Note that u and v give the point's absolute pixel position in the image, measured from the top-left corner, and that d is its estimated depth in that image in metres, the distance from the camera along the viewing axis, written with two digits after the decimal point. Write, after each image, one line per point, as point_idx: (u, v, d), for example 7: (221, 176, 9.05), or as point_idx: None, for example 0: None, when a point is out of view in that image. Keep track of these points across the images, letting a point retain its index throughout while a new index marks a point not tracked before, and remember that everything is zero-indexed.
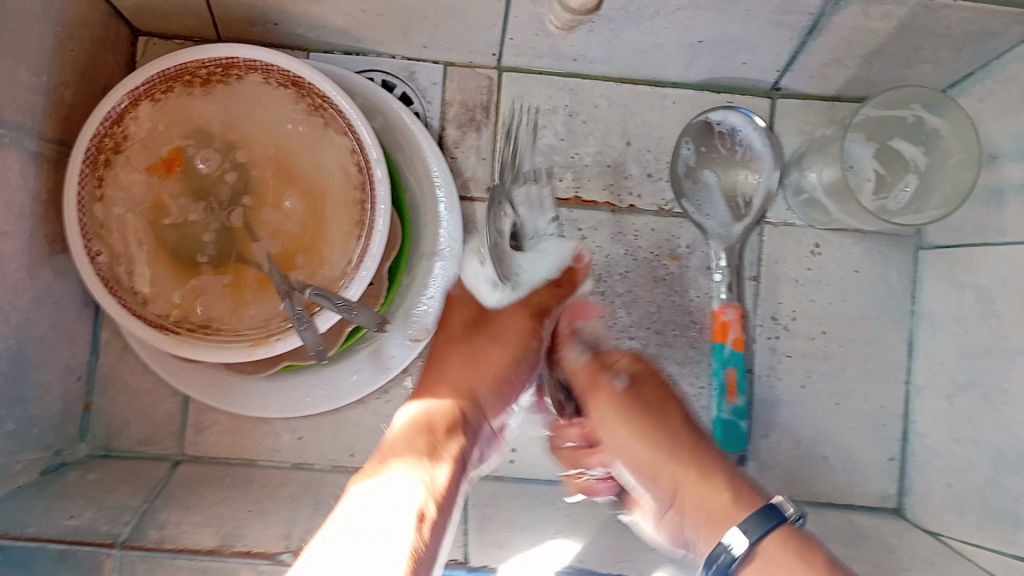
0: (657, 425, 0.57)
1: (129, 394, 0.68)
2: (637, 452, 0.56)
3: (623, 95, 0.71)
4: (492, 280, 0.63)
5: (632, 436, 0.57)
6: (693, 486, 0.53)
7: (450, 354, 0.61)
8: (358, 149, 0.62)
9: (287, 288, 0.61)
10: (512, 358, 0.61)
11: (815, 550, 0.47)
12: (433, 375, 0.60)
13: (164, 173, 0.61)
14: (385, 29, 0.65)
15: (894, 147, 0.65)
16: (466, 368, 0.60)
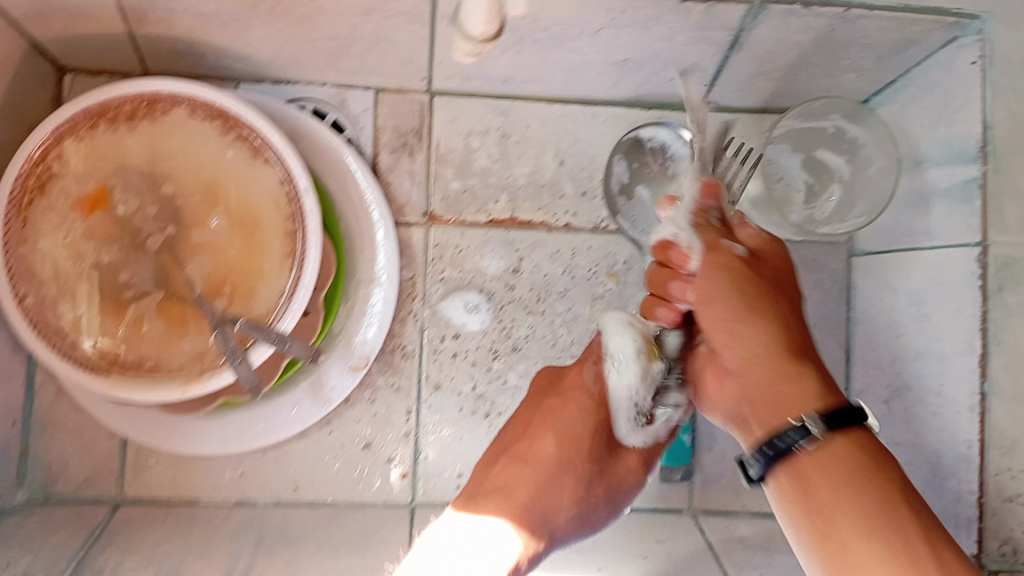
0: (759, 320, 0.53)
1: (67, 435, 0.67)
2: (722, 305, 0.54)
3: (555, 115, 0.71)
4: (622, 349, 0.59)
5: (732, 334, 0.54)
6: (779, 382, 0.51)
7: (533, 404, 0.65)
8: (286, 179, 0.62)
9: (221, 322, 0.60)
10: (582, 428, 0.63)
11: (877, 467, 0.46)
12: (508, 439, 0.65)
13: (89, 211, 0.60)
14: (311, 58, 0.65)
15: (818, 159, 0.67)
16: (539, 434, 0.63)
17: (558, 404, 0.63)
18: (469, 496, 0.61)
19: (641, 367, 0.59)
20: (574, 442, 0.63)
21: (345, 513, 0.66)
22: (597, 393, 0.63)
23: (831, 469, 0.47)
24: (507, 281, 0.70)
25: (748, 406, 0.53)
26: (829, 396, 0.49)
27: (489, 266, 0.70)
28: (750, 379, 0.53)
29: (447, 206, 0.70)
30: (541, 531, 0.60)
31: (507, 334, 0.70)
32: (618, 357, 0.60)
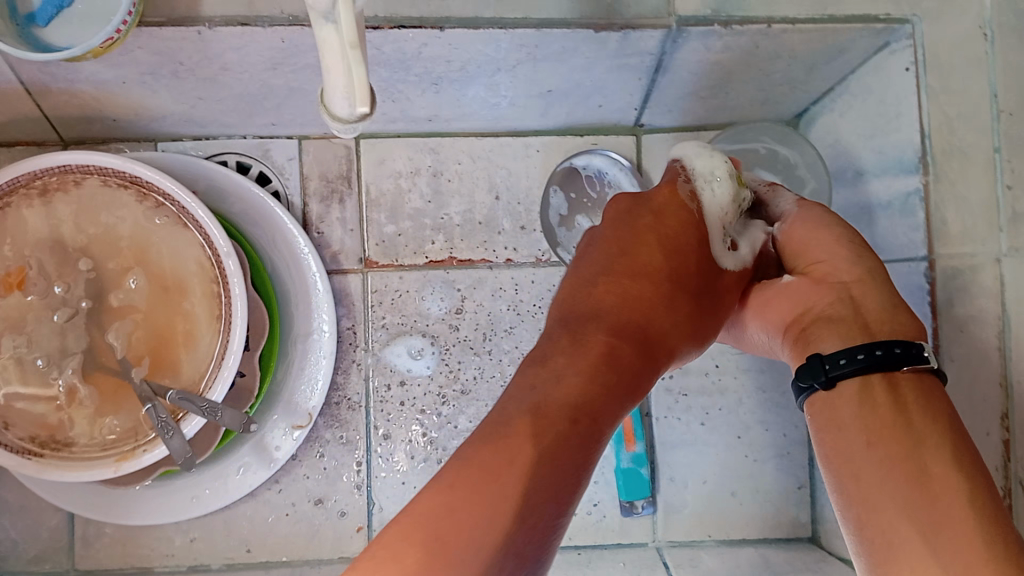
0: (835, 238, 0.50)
1: (12, 513, 0.66)
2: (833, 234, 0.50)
3: (486, 149, 0.69)
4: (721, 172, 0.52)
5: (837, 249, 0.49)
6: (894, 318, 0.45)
7: (630, 233, 0.51)
8: (207, 244, 0.61)
9: (150, 394, 0.59)
10: (690, 236, 0.51)
11: (944, 406, 0.42)
12: (612, 270, 0.50)
13: (9, 291, 0.59)
14: (228, 114, 0.64)
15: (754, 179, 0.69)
16: (638, 257, 0.50)
17: (664, 219, 0.51)
18: (566, 352, 0.44)
19: (735, 183, 0.52)
20: (675, 244, 0.50)
21: (298, 571, 0.65)
22: (692, 211, 0.52)
23: (930, 397, 0.42)
24: (450, 322, 0.69)
25: (870, 317, 0.45)
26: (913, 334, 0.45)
27: (429, 307, 0.68)
28: (864, 297, 0.47)
29: (383, 251, 0.69)
30: (651, 347, 0.47)
31: (454, 376, 0.68)
32: (708, 174, 0.52)
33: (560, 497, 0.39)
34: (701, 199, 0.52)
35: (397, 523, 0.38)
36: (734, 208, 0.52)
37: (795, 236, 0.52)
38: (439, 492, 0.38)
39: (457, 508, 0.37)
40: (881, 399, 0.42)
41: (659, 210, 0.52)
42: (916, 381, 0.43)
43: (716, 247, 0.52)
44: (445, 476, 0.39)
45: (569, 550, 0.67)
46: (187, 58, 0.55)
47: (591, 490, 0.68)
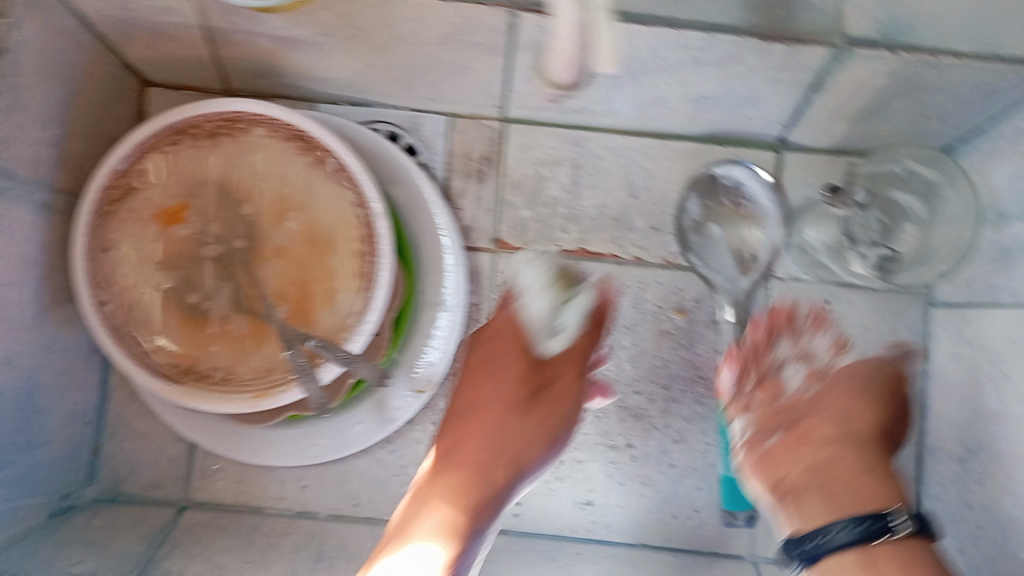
0: (858, 413, 0.63)
1: (136, 438, 0.69)
2: (853, 406, 0.63)
3: (628, 147, 0.70)
4: (547, 289, 0.66)
5: (850, 417, 0.63)
6: (867, 480, 0.59)
7: (481, 381, 0.64)
8: (360, 203, 0.63)
9: (292, 338, 0.61)
10: (515, 366, 0.64)
11: (921, 571, 0.52)
12: (461, 401, 0.65)
13: (171, 222, 0.63)
14: (387, 83, 0.66)
15: (892, 198, 0.66)
16: (490, 382, 0.64)
17: (496, 344, 0.65)
18: (496, 395, 0.63)
19: (554, 294, 0.66)
20: (502, 379, 0.63)
21: None
22: (509, 326, 0.65)
23: (903, 560, 0.52)
24: None
25: (839, 484, 0.59)
26: (880, 488, 0.58)
27: None
28: (846, 464, 0.60)
29: (516, 234, 0.71)
30: (506, 460, 0.60)
31: None
32: (529, 288, 0.66)
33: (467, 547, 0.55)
34: (528, 311, 0.66)
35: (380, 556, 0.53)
36: (561, 314, 0.66)
37: (823, 400, 0.65)
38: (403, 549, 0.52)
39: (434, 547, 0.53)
40: (851, 563, 0.54)
41: (495, 332, 0.65)
42: (894, 548, 0.53)
43: (540, 344, 0.66)
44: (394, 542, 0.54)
45: (666, 550, 0.68)
46: (362, 24, 0.58)
47: (695, 496, 0.69)
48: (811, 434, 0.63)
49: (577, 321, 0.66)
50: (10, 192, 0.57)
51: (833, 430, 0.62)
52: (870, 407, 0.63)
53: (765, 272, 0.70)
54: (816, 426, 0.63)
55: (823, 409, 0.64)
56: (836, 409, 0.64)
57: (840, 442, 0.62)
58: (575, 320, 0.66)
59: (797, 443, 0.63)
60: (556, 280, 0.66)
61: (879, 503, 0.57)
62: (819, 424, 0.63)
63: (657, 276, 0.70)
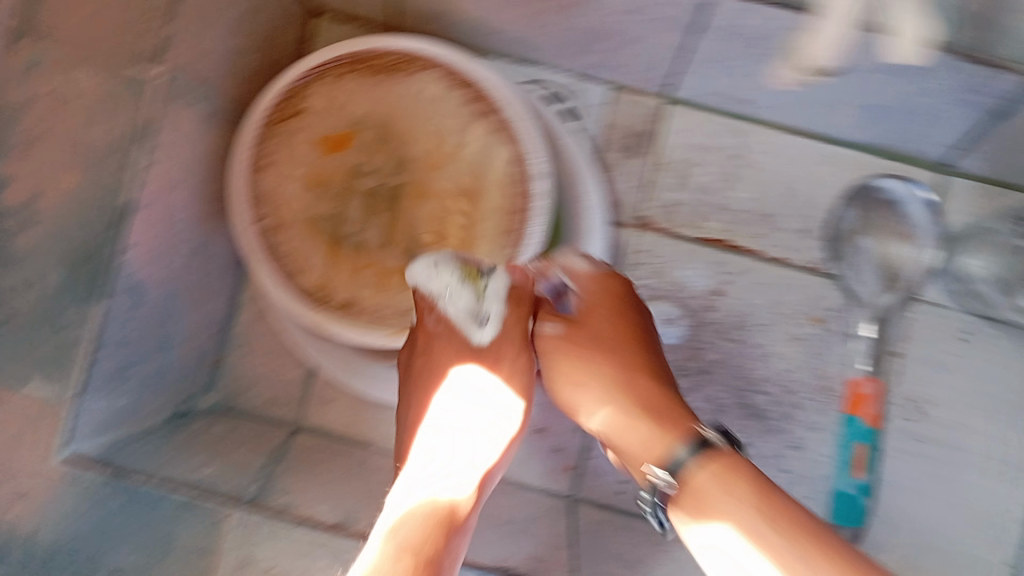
0: (598, 347, 0.57)
1: (262, 355, 0.71)
2: (585, 340, 0.58)
3: (789, 146, 0.69)
4: (452, 281, 0.58)
5: (580, 361, 0.57)
6: (636, 413, 0.53)
7: (434, 363, 0.59)
8: (517, 161, 0.63)
9: None
10: (455, 344, 0.59)
11: (746, 472, 0.45)
12: (417, 387, 0.59)
13: (332, 150, 0.64)
14: (560, 45, 0.67)
15: None
16: (445, 361, 0.58)
17: (427, 342, 0.59)
18: (462, 363, 0.58)
19: (471, 290, 0.58)
20: (436, 367, 0.58)
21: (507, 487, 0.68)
22: (441, 330, 0.59)
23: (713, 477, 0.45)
24: (709, 301, 0.69)
25: (625, 448, 0.53)
26: (653, 403, 0.53)
27: (694, 279, 0.70)
28: (615, 398, 0.55)
29: (665, 216, 0.70)
30: (477, 446, 0.54)
31: (696, 355, 0.69)
32: (445, 291, 0.58)
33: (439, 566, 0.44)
34: (439, 307, 0.59)
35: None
36: (481, 304, 0.59)
37: (550, 344, 0.59)
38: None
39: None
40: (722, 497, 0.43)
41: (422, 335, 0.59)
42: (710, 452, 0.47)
43: (475, 334, 0.59)
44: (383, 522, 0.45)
45: None
46: None
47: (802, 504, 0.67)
48: (568, 402, 0.59)
49: (500, 310, 0.59)
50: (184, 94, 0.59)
51: (599, 365, 0.56)
52: (607, 317, 0.59)
53: (911, 294, 0.68)
54: (615, 382, 0.56)
55: (598, 355, 0.57)
56: (590, 365, 0.57)
57: (607, 389, 0.56)
58: (499, 304, 0.59)
59: (617, 398, 0.55)
60: (469, 274, 0.58)
61: (672, 432, 0.49)
62: (595, 383, 0.56)
63: (797, 282, 0.69)
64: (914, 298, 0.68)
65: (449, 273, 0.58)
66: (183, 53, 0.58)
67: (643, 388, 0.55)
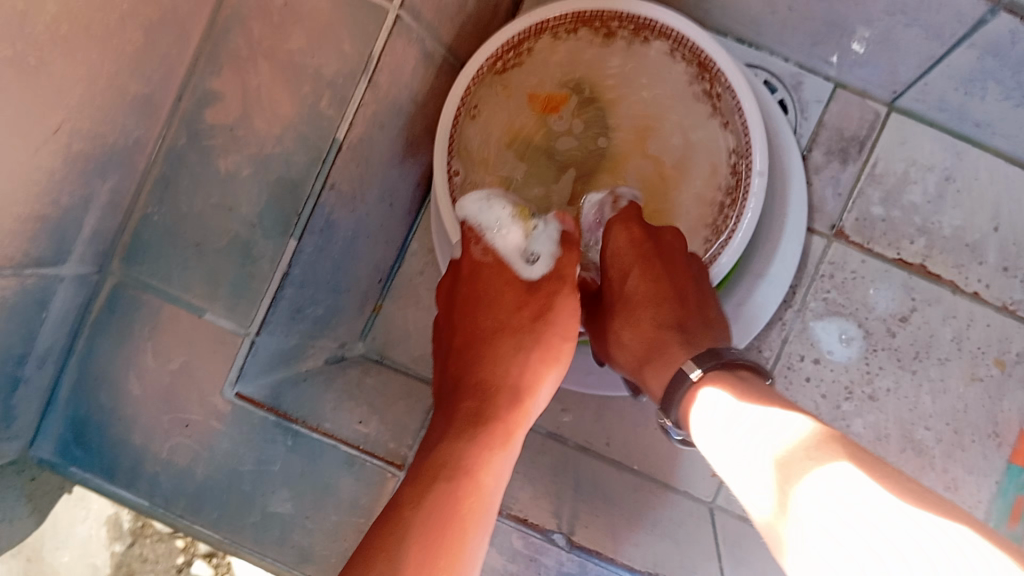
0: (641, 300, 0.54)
1: (418, 311, 0.68)
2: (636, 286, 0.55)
3: (1009, 176, 0.65)
4: (506, 215, 0.57)
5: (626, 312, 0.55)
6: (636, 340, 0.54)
7: (483, 317, 0.56)
8: (738, 152, 0.58)
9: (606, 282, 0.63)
10: (509, 293, 0.57)
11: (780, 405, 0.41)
12: (460, 347, 0.57)
13: (544, 110, 0.62)
14: (796, 32, 0.63)
15: None
16: (495, 320, 0.56)
17: (480, 287, 0.57)
18: (506, 304, 0.56)
19: (522, 223, 0.57)
20: (474, 296, 0.57)
21: (649, 484, 0.66)
22: (489, 261, 0.57)
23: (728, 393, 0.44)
24: (890, 325, 0.66)
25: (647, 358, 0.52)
26: (657, 320, 0.53)
27: (877, 298, 0.66)
28: (645, 327, 0.53)
29: (859, 228, 0.66)
30: (499, 399, 0.51)
31: (868, 380, 0.66)
32: (495, 223, 0.57)
33: (488, 504, 0.44)
34: (485, 241, 0.57)
35: (378, 530, 0.41)
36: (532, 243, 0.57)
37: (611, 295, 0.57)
38: (407, 513, 0.41)
39: (437, 524, 0.41)
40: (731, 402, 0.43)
41: (473, 280, 0.57)
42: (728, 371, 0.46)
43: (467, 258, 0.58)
44: (432, 471, 0.45)
45: None
46: None
47: None
48: (616, 327, 0.56)
49: (551, 249, 0.57)
50: (413, 32, 0.56)
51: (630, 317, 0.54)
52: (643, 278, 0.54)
53: None
54: (647, 335, 0.53)
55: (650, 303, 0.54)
56: (633, 309, 0.55)
57: (638, 338, 0.54)
58: (549, 248, 0.57)
59: (646, 351, 0.52)
60: (521, 211, 0.57)
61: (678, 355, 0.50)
62: (635, 333, 0.54)
63: (988, 322, 0.65)
64: None
65: (495, 205, 0.57)
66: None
67: (668, 349, 0.51)
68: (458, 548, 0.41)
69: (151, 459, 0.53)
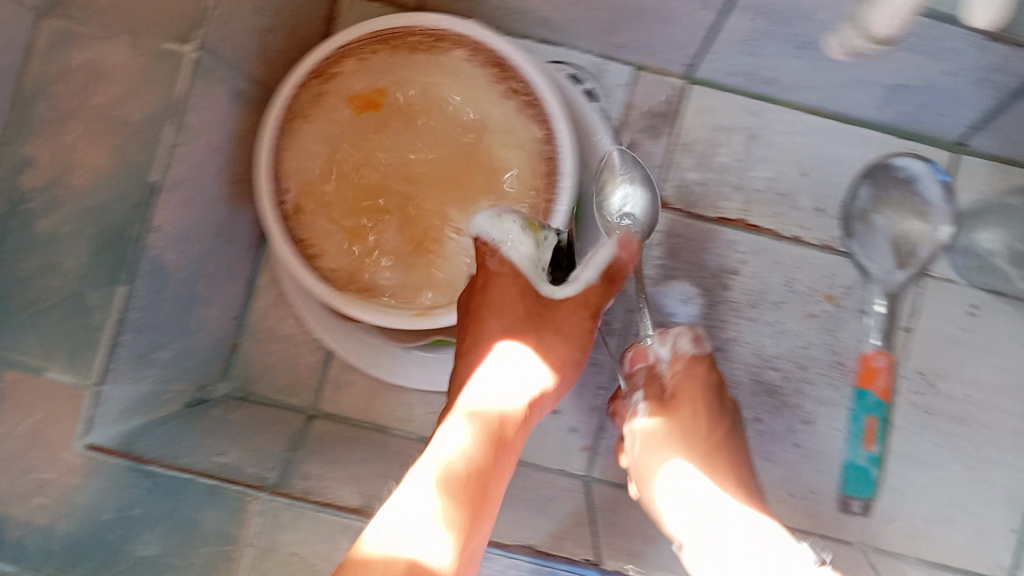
0: (694, 433, 0.60)
1: (274, 340, 0.69)
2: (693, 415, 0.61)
3: (807, 127, 0.70)
4: (524, 227, 0.59)
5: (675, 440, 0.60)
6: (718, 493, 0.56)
7: (493, 312, 0.58)
8: (549, 141, 0.62)
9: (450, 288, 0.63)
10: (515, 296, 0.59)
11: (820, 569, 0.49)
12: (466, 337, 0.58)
13: (357, 130, 0.62)
14: (589, 24, 0.65)
15: None
16: (496, 317, 0.58)
17: (485, 288, 0.59)
18: (513, 302, 0.58)
19: (532, 235, 0.60)
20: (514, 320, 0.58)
21: (525, 470, 0.68)
22: (505, 272, 0.59)
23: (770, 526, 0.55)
24: (723, 280, 0.70)
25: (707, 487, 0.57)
26: (693, 447, 0.59)
27: (707, 255, 0.70)
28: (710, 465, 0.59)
29: (680, 195, 0.70)
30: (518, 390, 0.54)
31: (713, 333, 0.70)
32: (507, 236, 0.59)
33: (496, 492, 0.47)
34: (502, 254, 0.59)
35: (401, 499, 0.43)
36: (542, 253, 0.60)
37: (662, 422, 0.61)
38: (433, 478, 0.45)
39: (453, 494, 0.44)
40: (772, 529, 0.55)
41: (479, 284, 0.59)
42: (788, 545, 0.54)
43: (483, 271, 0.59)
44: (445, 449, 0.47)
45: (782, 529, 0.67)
46: None
47: (814, 477, 0.69)
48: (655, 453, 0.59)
49: (589, 276, 0.60)
50: (217, 74, 0.57)
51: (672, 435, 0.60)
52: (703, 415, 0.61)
53: (921, 272, 0.69)
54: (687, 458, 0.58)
55: (681, 430, 0.60)
56: (665, 431, 0.60)
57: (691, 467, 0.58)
58: (594, 273, 0.60)
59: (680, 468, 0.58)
60: (530, 224, 0.60)
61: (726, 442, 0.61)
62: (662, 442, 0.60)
63: (812, 262, 0.70)
64: (925, 275, 0.69)
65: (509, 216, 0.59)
66: (214, 32, 0.55)
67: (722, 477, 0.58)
68: (464, 516, 0.44)
69: (12, 525, 0.50)
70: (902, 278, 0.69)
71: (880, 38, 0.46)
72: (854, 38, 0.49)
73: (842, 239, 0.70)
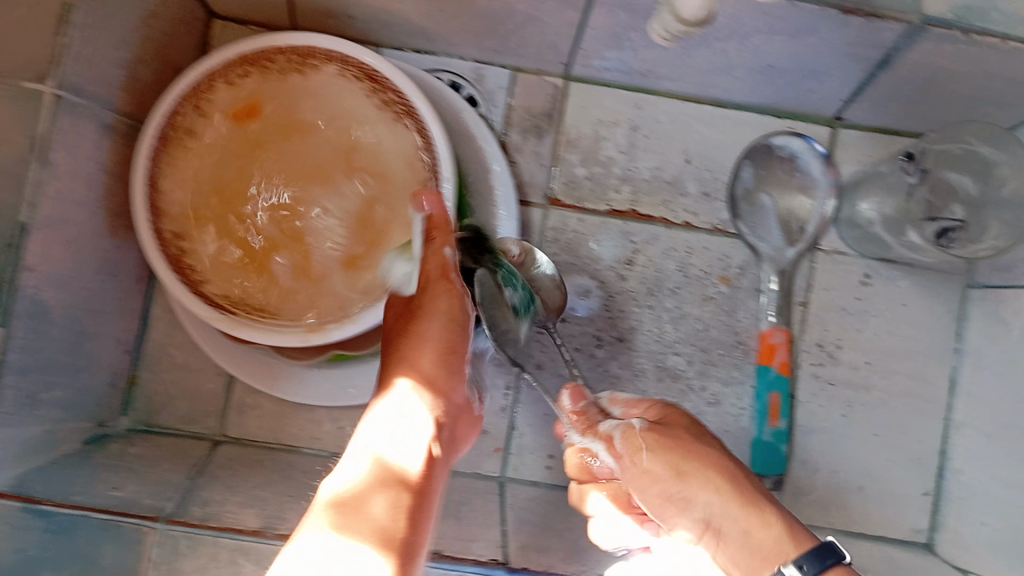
0: (688, 460, 0.50)
1: (175, 370, 0.69)
2: (690, 446, 0.51)
3: (687, 114, 0.71)
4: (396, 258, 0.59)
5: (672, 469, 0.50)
6: (726, 502, 0.49)
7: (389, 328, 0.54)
8: (426, 148, 0.61)
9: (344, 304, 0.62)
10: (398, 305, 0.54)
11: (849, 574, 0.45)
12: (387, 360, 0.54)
13: (240, 153, 0.62)
14: (459, 32, 0.65)
15: (944, 179, 0.62)
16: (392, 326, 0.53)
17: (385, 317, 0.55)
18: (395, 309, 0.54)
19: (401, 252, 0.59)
20: (463, 324, 0.51)
21: None
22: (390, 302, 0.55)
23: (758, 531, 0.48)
24: (619, 271, 0.70)
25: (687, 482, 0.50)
26: (707, 473, 0.50)
27: (601, 248, 0.70)
28: (712, 493, 0.49)
29: (569, 191, 0.71)
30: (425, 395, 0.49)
31: (614, 324, 0.70)
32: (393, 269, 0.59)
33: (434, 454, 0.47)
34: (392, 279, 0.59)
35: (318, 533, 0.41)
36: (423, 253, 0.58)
37: (657, 443, 0.51)
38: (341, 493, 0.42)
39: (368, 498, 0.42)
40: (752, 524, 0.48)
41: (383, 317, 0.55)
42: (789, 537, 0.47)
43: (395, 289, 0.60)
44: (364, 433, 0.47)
45: None
46: None
47: None
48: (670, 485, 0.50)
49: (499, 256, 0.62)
50: (87, 108, 0.56)
51: (668, 464, 0.50)
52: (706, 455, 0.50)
53: (810, 245, 0.71)
54: (678, 473, 0.50)
55: (681, 451, 0.51)
56: (671, 458, 0.50)
57: (689, 486, 0.49)
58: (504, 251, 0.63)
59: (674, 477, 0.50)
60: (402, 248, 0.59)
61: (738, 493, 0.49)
62: (663, 482, 0.50)
63: (705, 245, 0.71)
64: (814, 249, 0.71)
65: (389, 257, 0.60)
66: (75, 68, 0.53)
67: (712, 480, 0.49)
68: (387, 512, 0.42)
69: None
70: (793, 254, 0.70)
71: (690, 19, 0.49)
72: (668, 21, 0.51)
73: (729, 220, 0.71)
